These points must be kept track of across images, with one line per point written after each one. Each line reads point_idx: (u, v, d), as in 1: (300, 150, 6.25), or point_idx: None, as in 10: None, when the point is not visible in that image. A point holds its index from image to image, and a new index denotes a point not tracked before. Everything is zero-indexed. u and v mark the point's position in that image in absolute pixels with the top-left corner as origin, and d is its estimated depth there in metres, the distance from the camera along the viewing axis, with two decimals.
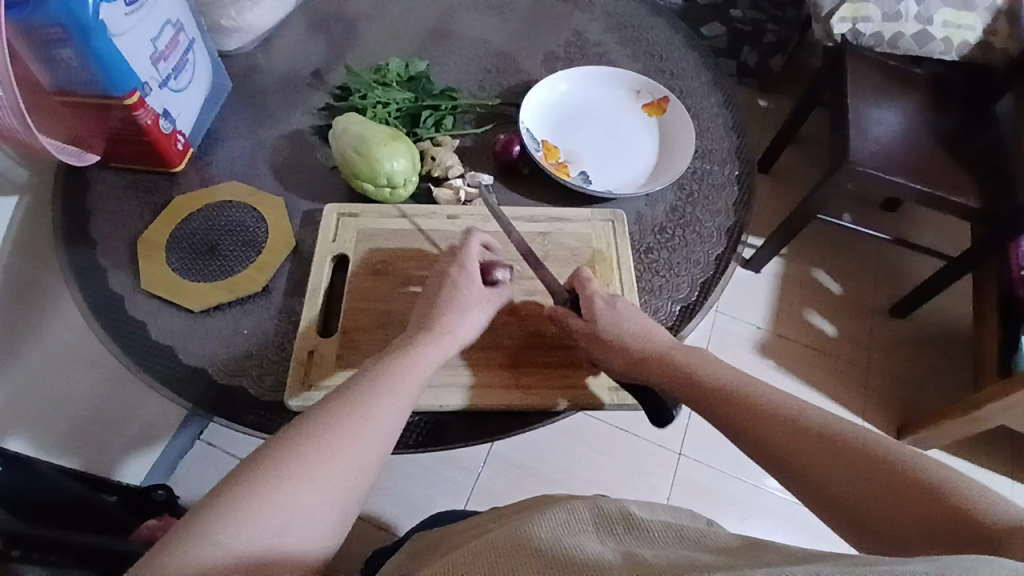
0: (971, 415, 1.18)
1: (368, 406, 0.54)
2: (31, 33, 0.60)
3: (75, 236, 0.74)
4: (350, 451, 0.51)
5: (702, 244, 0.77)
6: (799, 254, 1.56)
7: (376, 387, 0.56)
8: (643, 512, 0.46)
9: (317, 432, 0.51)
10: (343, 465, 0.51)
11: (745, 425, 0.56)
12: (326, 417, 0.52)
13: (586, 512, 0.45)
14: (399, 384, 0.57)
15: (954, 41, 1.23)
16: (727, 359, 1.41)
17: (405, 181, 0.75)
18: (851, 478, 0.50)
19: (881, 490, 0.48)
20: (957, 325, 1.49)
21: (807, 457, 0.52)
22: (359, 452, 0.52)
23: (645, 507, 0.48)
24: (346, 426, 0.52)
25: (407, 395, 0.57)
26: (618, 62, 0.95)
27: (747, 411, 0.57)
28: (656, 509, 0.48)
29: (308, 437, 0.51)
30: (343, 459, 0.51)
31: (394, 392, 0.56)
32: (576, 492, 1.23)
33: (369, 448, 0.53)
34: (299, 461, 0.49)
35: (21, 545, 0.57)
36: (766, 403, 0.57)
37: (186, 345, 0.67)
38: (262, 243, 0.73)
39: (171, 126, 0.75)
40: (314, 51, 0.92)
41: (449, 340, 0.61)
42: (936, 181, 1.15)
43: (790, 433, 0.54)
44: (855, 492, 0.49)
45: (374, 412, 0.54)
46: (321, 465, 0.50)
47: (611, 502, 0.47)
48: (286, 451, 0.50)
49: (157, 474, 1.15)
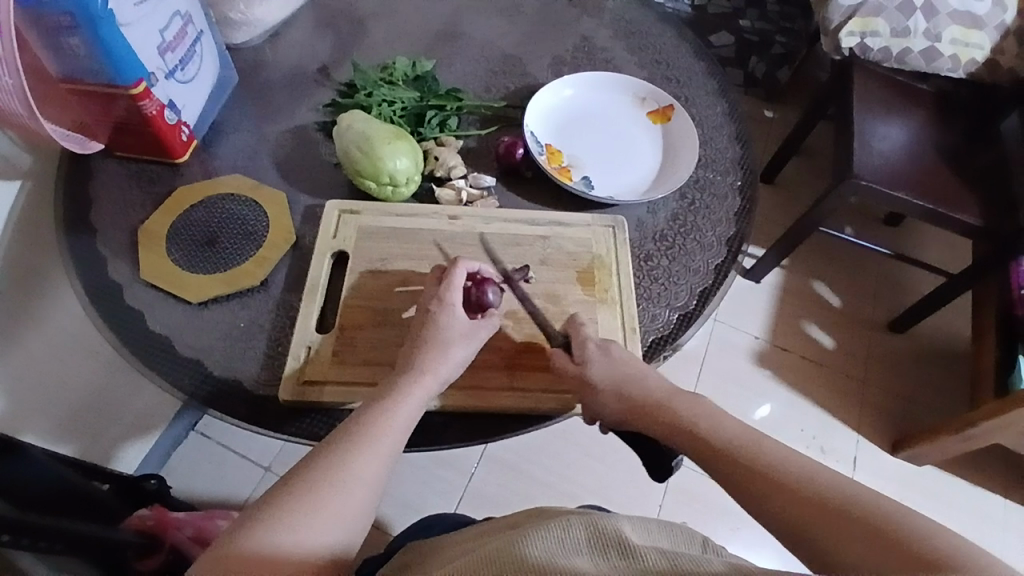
0: (967, 432, 1.18)
1: (357, 445, 0.54)
2: (39, 19, 0.60)
3: (77, 224, 0.74)
4: (345, 487, 0.52)
5: (702, 253, 0.77)
6: (799, 266, 1.56)
7: (362, 425, 0.56)
8: (637, 536, 0.46)
9: (309, 477, 0.52)
10: (342, 499, 0.52)
11: (742, 483, 0.55)
12: (316, 462, 0.53)
13: (583, 529, 0.45)
14: (386, 415, 0.57)
15: (962, 59, 1.23)
16: (724, 369, 1.41)
17: (407, 181, 0.75)
18: (847, 537, 0.48)
19: (857, 539, 0.47)
20: (956, 342, 1.49)
21: (796, 513, 0.51)
22: (353, 486, 0.52)
23: (639, 529, 0.48)
24: (337, 466, 0.53)
25: (397, 426, 0.57)
26: (625, 68, 0.95)
27: (740, 464, 0.55)
28: (653, 533, 0.48)
29: (301, 485, 0.51)
30: (340, 493, 0.52)
31: (381, 425, 0.56)
32: (569, 497, 1.23)
33: (366, 480, 0.53)
34: (295, 506, 0.50)
35: (10, 531, 0.57)
36: (760, 455, 0.55)
37: (182, 336, 0.67)
38: (263, 236, 0.73)
39: (176, 117, 0.75)
40: (321, 47, 0.92)
41: (438, 367, 0.61)
42: (938, 198, 1.15)
43: (783, 492, 0.52)
44: (844, 547, 0.48)
45: (363, 447, 0.54)
46: (319, 504, 0.51)
47: (610, 521, 0.47)
48: (280, 499, 0.51)
49: (150, 463, 1.15)
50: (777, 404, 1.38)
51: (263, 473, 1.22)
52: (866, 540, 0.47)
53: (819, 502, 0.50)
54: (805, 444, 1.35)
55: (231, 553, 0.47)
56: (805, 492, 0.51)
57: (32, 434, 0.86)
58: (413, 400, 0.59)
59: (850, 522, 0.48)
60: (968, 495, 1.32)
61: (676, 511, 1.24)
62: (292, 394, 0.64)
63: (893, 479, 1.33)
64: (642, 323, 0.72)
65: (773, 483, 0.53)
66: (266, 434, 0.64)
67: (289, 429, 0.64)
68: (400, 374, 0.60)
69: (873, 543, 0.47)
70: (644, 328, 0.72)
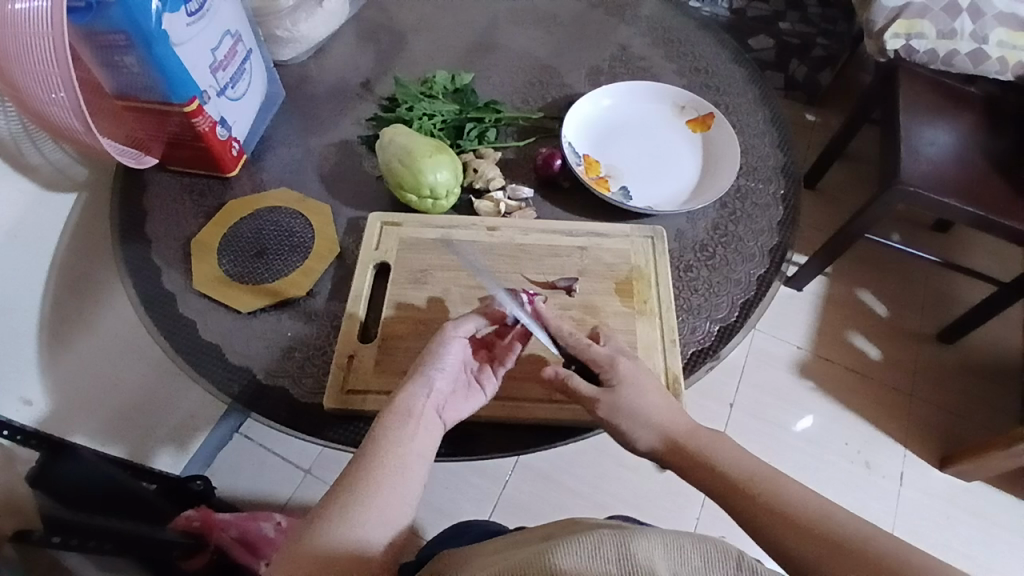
0: (1017, 448, 1.14)
1: (386, 447, 0.55)
2: (95, 37, 0.63)
3: (132, 234, 0.77)
4: (390, 492, 0.53)
5: (743, 264, 0.76)
6: (842, 274, 1.52)
7: (388, 432, 0.56)
8: (671, 568, 0.43)
9: (351, 492, 0.53)
10: (388, 504, 0.53)
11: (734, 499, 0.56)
12: (356, 476, 0.54)
13: (615, 554, 0.43)
14: (411, 421, 0.57)
15: (1010, 61, 1.18)
16: (762, 380, 1.38)
17: (447, 193, 0.77)
18: (812, 547, 0.51)
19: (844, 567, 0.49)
20: (1010, 353, 1.43)
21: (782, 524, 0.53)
22: (396, 490, 0.54)
23: (673, 553, 0.44)
24: (370, 475, 0.54)
25: (423, 426, 0.58)
26: (663, 76, 0.95)
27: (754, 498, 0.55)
28: (685, 568, 0.44)
29: (344, 500, 0.52)
30: (387, 498, 0.53)
31: (408, 427, 0.57)
32: (601, 508, 1.22)
33: (401, 484, 0.54)
34: (343, 517, 0.51)
35: (60, 533, 0.59)
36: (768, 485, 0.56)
37: (231, 343, 0.69)
38: (308, 248, 0.75)
39: (227, 133, 0.78)
40: (363, 62, 0.94)
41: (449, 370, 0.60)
42: (988, 205, 1.10)
43: (789, 524, 0.53)
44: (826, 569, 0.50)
45: (392, 455, 0.55)
46: (361, 513, 0.52)
47: (641, 545, 0.45)
48: (327, 516, 0.51)
49: (195, 464, 1.19)
50: (818, 416, 1.35)
51: (302, 476, 1.25)
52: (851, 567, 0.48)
53: (809, 533, 0.51)
54: (848, 458, 1.31)
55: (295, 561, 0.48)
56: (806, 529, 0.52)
57: (83, 434, 0.91)
58: (435, 404, 0.59)
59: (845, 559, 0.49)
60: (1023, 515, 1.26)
61: (712, 525, 1.22)
62: (335, 402, 0.66)
63: (940, 496, 1.28)
64: (681, 335, 0.71)
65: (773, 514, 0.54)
66: (309, 440, 0.66)
67: (334, 435, 0.66)
68: (410, 380, 0.59)
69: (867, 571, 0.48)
70: (684, 340, 0.71)
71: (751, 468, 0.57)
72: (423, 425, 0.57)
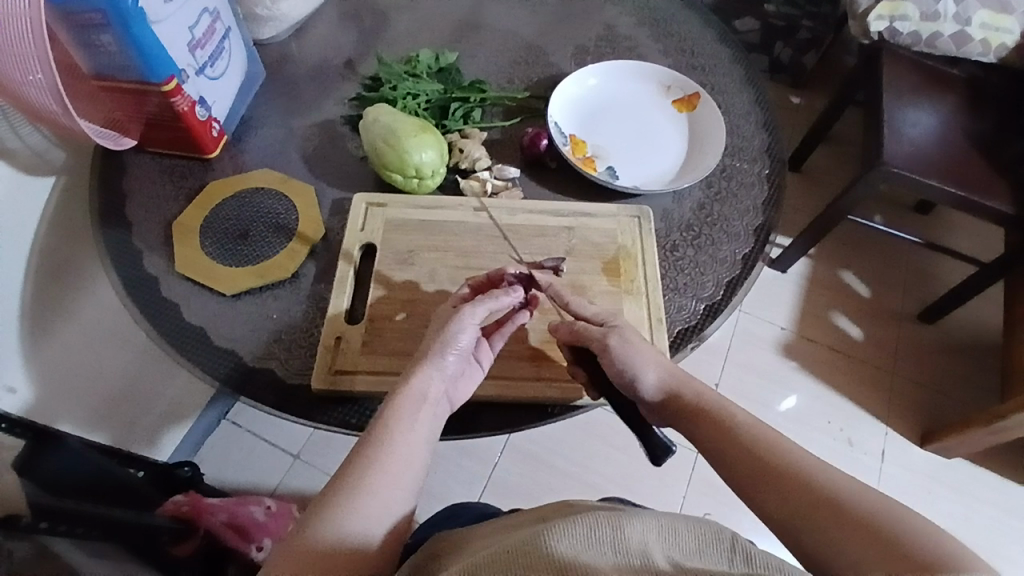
0: (996, 424, 1.16)
1: (389, 435, 0.55)
2: (71, 16, 0.62)
3: (113, 218, 0.76)
4: (393, 477, 0.53)
5: (729, 243, 0.77)
6: (826, 256, 1.54)
7: (390, 420, 0.56)
8: (664, 550, 0.44)
9: (355, 478, 0.53)
10: (391, 492, 0.53)
11: (732, 461, 0.56)
12: (360, 462, 0.53)
13: (610, 536, 0.44)
14: (413, 409, 0.57)
15: (993, 43, 1.20)
16: (748, 360, 1.40)
17: (433, 173, 0.76)
18: (806, 509, 0.50)
19: (838, 533, 0.48)
20: (988, 332, 1.46)
21: (776, 485, 0.53)
22: (398, 478, 0.54)
23: (668, 535, 0.45)
24: (373, 461, 0.54)
25: (426, 413, 0.58)
26: (649, 56, 0.94)
27: (748, 461, 0.55)
28: (679, 548, 0.45)
29: (347, 487, 0.52)
30: (391, 484, 0.53)
31: (410, 414, 0.57)
32: (590, 488, 1.23)
33: (403, 471, 0.54)
34: (346, 503, 0.51)
35: (47, 519, 0.59)
36: (767, 446, 0.55)
37: (216, 326, 0.69)
38: (292, 229, 0.75)
39: (207, 114, 0.77)
40: (345, 41, 0.93)
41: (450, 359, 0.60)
42: (969, 185, 1.12)
43: (788, 487, 0.52)
44: (821, 535, 0.49)
45: (395, 442, 0.55)
46: (366, 498, 0.52)
47: (637, 528, 0.45)
48: (331, 502, 0.51)
49: (182, 451, 1.18)
50: (802, 396, 1.37)
51: (292, 461, 1.25)
52: (845, 535, 0.48)
53: (805, 494, 0.51)
54: (831, 436, 1.33)
55: (299, 547, 0.48)
56: (804, 490, 0.51)
57: (68, 423, 0.90)
58: (437, 391, 0.59)
59: (845, 526, 0.48)
60: (999, 489, 1.29)
61: (699, 503, 1.24)
62: (323, 383, 0.65)
63: (920, 472, 1.31)
64: (667, 314, 0.72)
65: (773, 477, 0.53)
66: (298, 421, 0.66)
67: (322, 418, 0.65)
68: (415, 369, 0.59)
69: (862, 538, 0.47)
70: (671, 319, 0.71)
71: (749, 431, 0.57)
72: (424, 414, 0.58)
